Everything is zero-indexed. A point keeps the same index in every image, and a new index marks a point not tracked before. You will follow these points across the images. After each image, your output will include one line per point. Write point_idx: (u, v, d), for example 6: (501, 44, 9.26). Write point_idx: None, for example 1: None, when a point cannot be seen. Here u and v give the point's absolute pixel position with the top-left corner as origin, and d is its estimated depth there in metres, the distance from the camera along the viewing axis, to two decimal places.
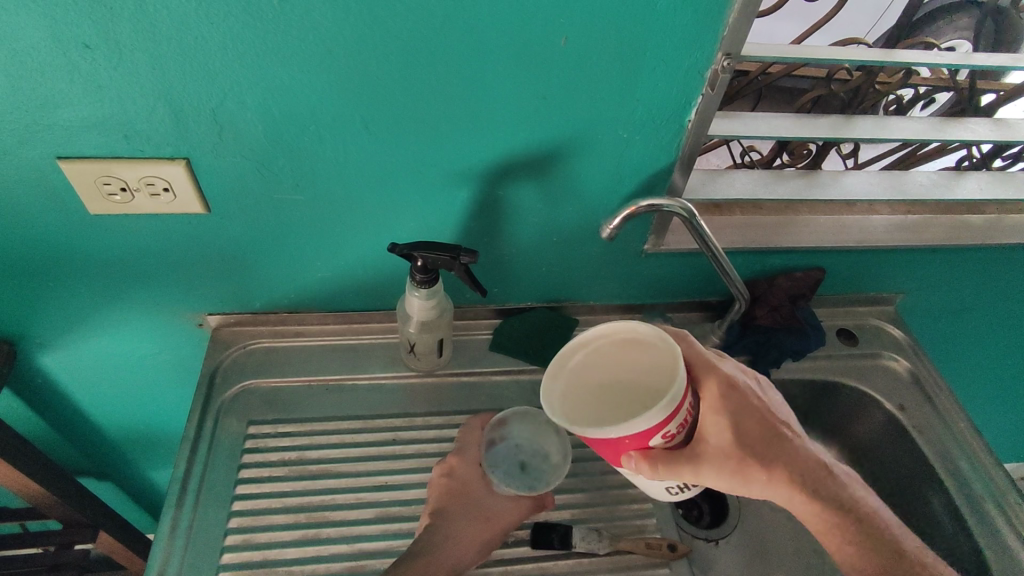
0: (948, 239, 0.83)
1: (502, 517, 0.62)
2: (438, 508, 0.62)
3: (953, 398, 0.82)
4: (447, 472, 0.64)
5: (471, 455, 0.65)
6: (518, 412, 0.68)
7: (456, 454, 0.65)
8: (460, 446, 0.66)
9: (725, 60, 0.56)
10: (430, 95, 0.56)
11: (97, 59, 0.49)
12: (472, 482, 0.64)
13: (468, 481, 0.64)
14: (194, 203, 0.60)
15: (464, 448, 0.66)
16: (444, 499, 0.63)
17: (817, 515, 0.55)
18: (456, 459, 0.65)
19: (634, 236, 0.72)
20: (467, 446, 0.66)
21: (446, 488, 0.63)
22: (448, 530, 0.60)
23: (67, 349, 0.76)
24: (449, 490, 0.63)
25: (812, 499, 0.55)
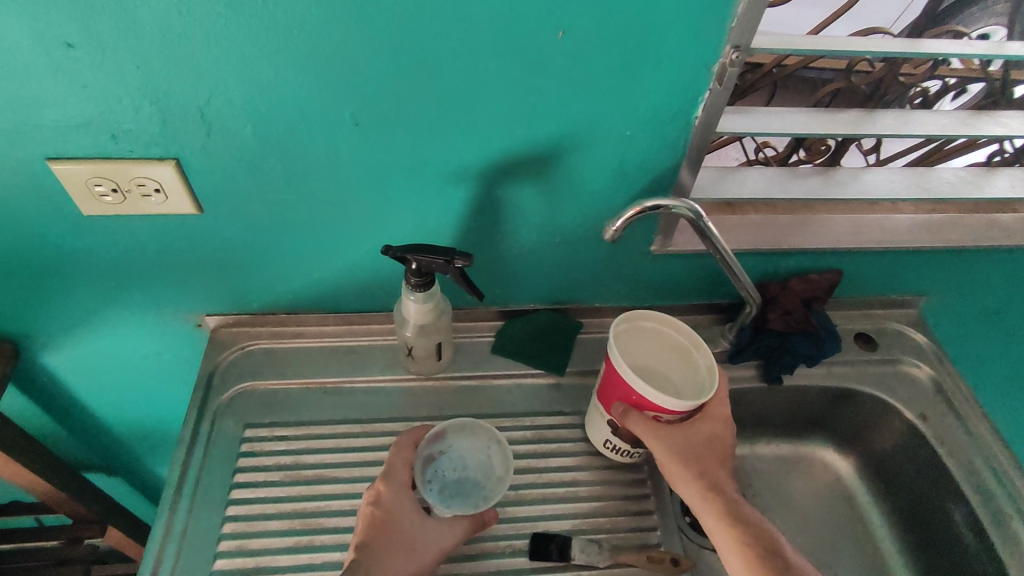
0: (976, 240, 0.78)
1: (435, 543, 0.59)
2: (365, 541, 0.57)
3: (977, 407, 0.79)
4: (375, 501, 0.59)
5: (400, 479, 0.61)
6: (457, 426, 0.65)
7: (385, 478, 0.60)
8: (388, 469, 0.61)
9: (733, 53, 0.53)
10: (424, 92, 0.53)
11: (81, 58, 0.48)
12: (401, 509, 0.59)
13: (396, 509, 0.59)
14: (186, 204, 0.59)
15: (394, 472, 0.61)
16: (373, 529, 0.58)
17: (717, 520, 0.60)
18: (385, 485, 0.60)
19: (640, 237, 0.70)
20: (396, 468, 0.61)
21: (374, 519, 0.58)
22: (373, 565, 0.56)
23: (69, 348, 0.76)
24: (376, 521, 0.58)
25: (720, 506, 0.60)
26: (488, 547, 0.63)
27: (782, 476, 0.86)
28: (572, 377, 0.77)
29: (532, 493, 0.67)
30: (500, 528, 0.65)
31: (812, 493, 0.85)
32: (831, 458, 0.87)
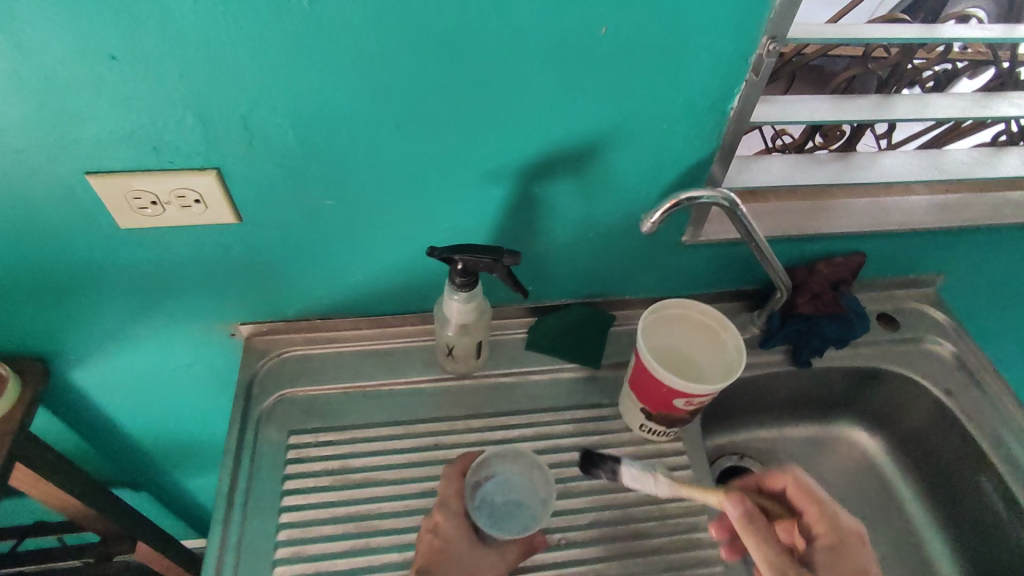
0: (992, 217, 0.80)
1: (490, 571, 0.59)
2: (424, 568, 0.57)
3: (1000, 379, 0.81)
4: (433, 530, 0.59)
5: (455, 510, 0.60)
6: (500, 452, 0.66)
7: (440, 508, 0.60)
8: (441, 500, 0.61)
9: (771, 43, 0.54)
10: (465, 92, 0.54)
11: (124, 71, 0.47)
12: (456, 539, 0.59)
13: (451, 539, 0.59)
14: (225, 213, 0.59)
15: (447, 502, 0.61)
16: (430, 559, 0.58)
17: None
18: (441, 515, 0.60)
19: (672, 227, 0.71)
20: (449, 499, 0.61)
21: (432, 549, 0.58)
22: None
23: (99, 365, 0.75)
24: (434, 551, 0.58)
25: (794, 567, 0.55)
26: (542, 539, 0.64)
27: (810, 455, 0.88)
28: (607, 369, 0.78)
29: (579, 485, 0.68)
30: (550, 520, 0.66)
31: (839, 470, 0.87)
32: (857, 436, 0.89)
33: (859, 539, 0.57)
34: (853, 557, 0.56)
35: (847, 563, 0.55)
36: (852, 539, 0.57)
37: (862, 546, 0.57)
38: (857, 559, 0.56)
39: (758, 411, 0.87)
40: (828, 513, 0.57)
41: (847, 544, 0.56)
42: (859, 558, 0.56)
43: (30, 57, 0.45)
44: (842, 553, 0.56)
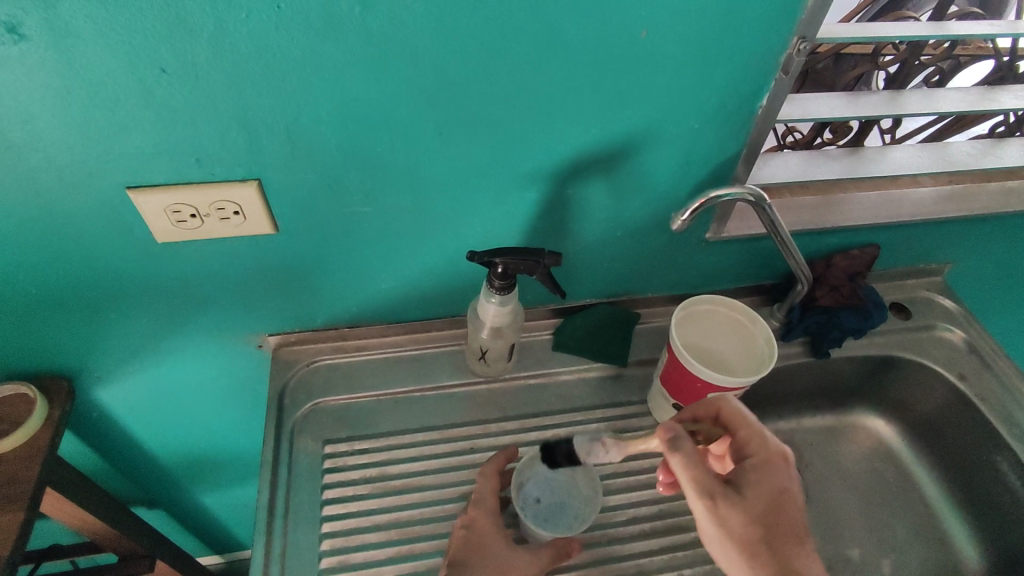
0: (998, 206, 0.83)
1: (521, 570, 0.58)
2: (457, 559, 0.57)
3: (1010, 362, 0.83)
4: (468, 525, 0.60)
5: (489, 507, 0.61)
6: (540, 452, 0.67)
7: (476, 504, 0.61)
8: (477, 497, 0.62)
9: (800, 43, 0.56)
10: (506, 97, 0.54)
11: (172, 84, 0.47)
12: (490, 534, 0.60)
13: (485, 534, 0.60)
14: (263, 223, 0.59)
15: (483, 499, 0.62)
16: (463, 551, 0.58)
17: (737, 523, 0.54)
18: (476, 510, 0.61)
19: (697, 225, 0.72)
20: (485, 496, 0.62)
21: (464, 541, 0.59)
22: None
23: (124, 382, 0.74)
24: (467, 542, 0.59)
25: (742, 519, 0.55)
26: (583, 537, 0.65)
27: (828, 444, 0.90)
28: (634, 367, 0.79)
29: (616, 482, 0.69)
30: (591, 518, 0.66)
31: (858, 457, 0.89)
32: (873, 424, 0.91)
33: (778, 459, 0.57)
34: (772, 475, 0.56)
35: (765, 480, 0.56)
36: (771, 458, 0.57)
37: (782, 468, 0.57)
38: (777, 478, 0.56)
39: (778, 403, 0.88)
40: (753, 431, 0.58)
41: (766, 463, 0.57)
42: (780, 479, 0.56)
43: (79, 72, 0.45)
44: (764, 470, 0.56)
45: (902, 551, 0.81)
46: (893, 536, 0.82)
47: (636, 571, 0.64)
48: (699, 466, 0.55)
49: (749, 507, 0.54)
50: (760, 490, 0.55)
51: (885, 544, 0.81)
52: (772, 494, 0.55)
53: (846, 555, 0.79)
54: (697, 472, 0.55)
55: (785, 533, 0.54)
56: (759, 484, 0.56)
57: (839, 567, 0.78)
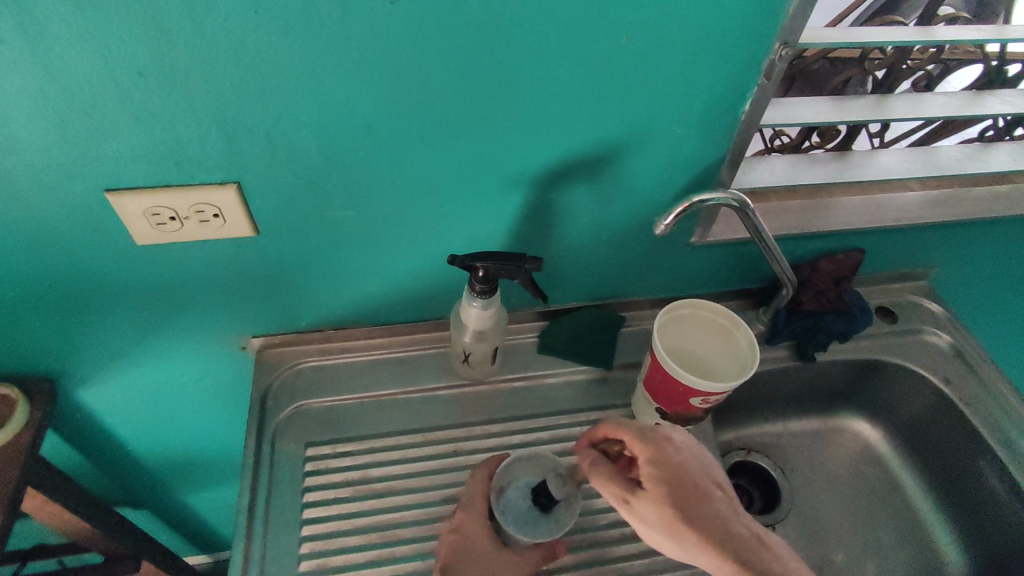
0: (984, 212, 0.83)
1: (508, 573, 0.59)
2: (445, 565, 0.58)
3: (994, 366, 0.84)
4: (457, 528, 0.61)
5: (478, 512, 0.61)
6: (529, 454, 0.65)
7: (464, 507, 0.62)
8: (466, 501, 0.62)
9: (783, 49, 0.56)
10: (488, 102, 0.54)
11: (150, 87, 0.47)
12: (478, 536, 0.60)
13: (472, 536, 0.60)
14: (243, 226, 0.59)
15: (472, 502, 0.62)
16: (451, 554, 0.59)
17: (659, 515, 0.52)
18: (464, 513, 0.61)
19: (681, 229, 0.72)
20: (474, 501, 0.62)
21: (453, 545, 0.60)
22: None
23: (106, 383, 0.74)
24: (454, 547, 0.60)
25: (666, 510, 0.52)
26: (565, 540, 0.65)
27: (814, 447, 0.90)
28: (619, 370, 0.79)
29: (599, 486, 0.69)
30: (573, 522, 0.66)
31: (843, 461, 0.89)
32: (860, 428, 0.91)
33: (651, 439, 0.55)
34: (660, 455, 0.54)
35: (662, 462, 0.53)
36: (640, 441, 0.55)
37: (666, 444, 0.54)
38: (674, 455, 0.54)
39: (764, 406, 0.88)
40: (622, 428, 0.56)
41: (649, 446, 0.54)
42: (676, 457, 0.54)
43: (55, 75, 0.45)
44: (643, 456, 0.54)
45: (886, 555, 0.81)
46: (878, 539, 0.82)
47: None
48: (605, 478, 0.54)
49: (658, 496, 0.52)
50: (660, 473, 0.53)
51: (868, 548, 0.81)
52: (675, 471, 0.53)
53: (829, 559, 0.80)
54: (607, 482, 0.54)
55: (703, 505, 0.52)
56: (657, 468, 0.53)
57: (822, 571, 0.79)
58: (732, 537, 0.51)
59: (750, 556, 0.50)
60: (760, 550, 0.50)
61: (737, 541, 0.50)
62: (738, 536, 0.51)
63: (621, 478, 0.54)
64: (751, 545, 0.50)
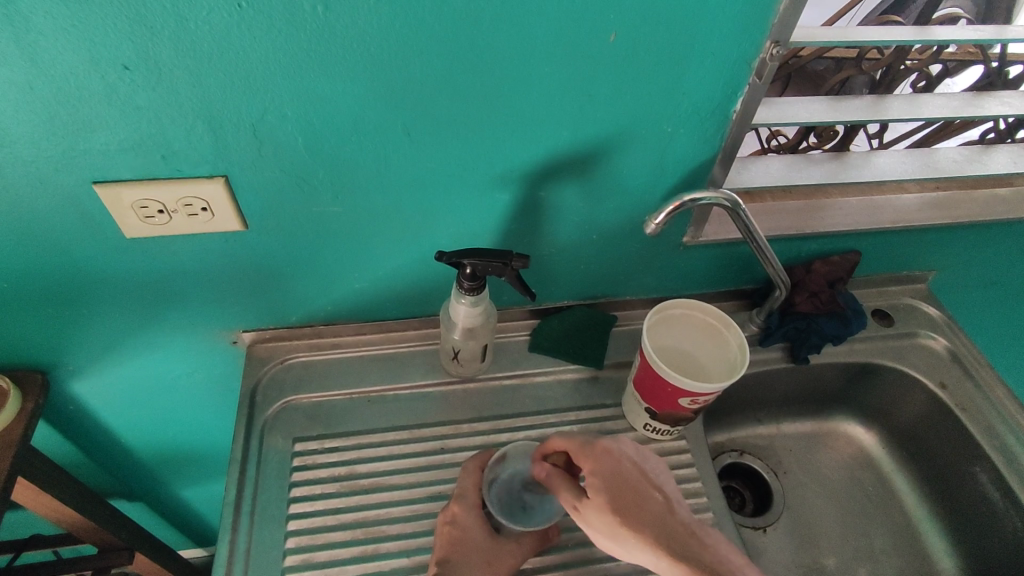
0: (983, 214, 0.82)
1: (507, 562, 0.59)
2: (444, 558, 0.58)
3: (991, 371, 0.83)
4: (452, 521, 0.61)
5: (472, 501, 0.61)
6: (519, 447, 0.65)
7: (458, 499, 0.62)
8: (460, 492, 0.62)
9: (774, 47, 0.55)
10: (475, 99, 0.54)
11: (135, 80, 0.47)
12: (475, 529, 0.60)
13: (469, 528, 0.60)
14: (231, 221, 0.59)
15: (465, 493, 0.62)
16: (449, 548, 0.59)
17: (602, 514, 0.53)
18: (459, 506, 0.61)
19: (673, 229, 0.71)
20: (468, 491, 0.62)
21: (450, 538, 0.60)
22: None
23: (99, 375, 0.74)
24: (452, 540, 0.59)
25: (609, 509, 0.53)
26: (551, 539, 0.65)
27: (807, 451, 0.89)
28: (610, 370, 0.78)
29: None
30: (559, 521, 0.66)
31: (836, 465, 0.89)
32: (854, 431, 0.90)
33: (591, 447, 0.56)
34: (598, 462, 0.55)
35: (600, 468, 0.55)
36: (583, 451, 0.56)
37: (607, 452, 0.56)
38: (613, 463, 0.55)
39: (756, 408, 0.88)
40: (568, 441, 0.58)
41: (588, 456, 0.56)
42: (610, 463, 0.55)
43: (41, 68, 0.45)
44: (584, 465, 0.56)
45: (878, 561, 0.81)
46: (871, 545, 0.82)
47: None
48: (557, 484, 0.57)
49: (594, 499, 0.54)
50: (599, 477, 0.54)
51: (860, 552, 0.81)
52: (612, 474, 0.54)
53: (820, 563, 0.80)
54: (558, 490, 0.57)
55: (637, 503, 0.52)
56: (596, 473, 0.55)
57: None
58: (666, 530, 0.50)
59: (683, 547, 0.49)
60: (693, 540, 0.49)
61: (673, 532, 0.50)
62: (671, 529, 0.50)
63: (570, 486, 0.56)
64: (684, 537, 0.50)
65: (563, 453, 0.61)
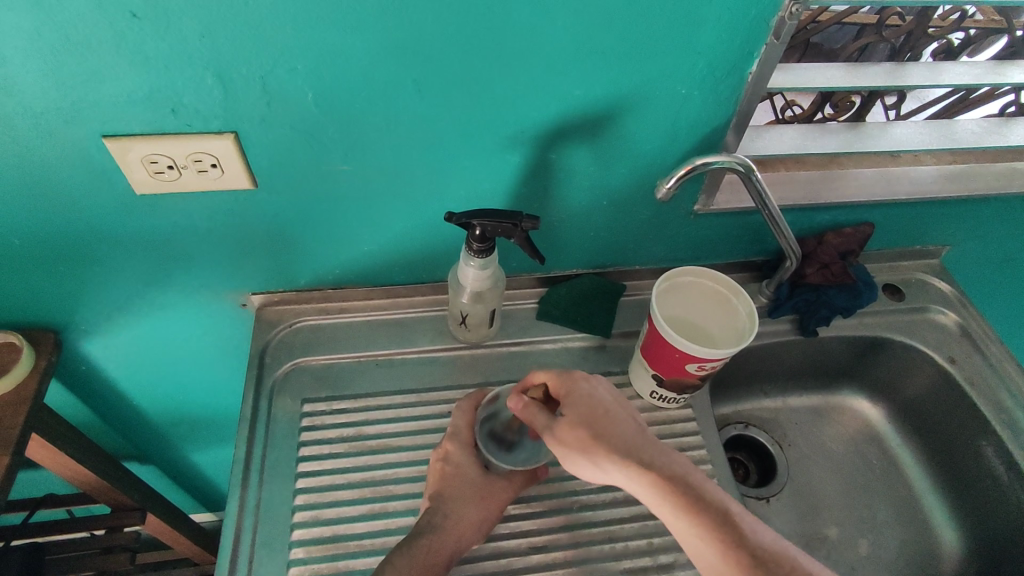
0: (1002, 188, 0.80)
1: (498, 497, 0.62)
2: (437, 492, 0.60)
3: (1002, 346, 0.82)
4: (444, 458, 0.63)
5: (465, 439, 0.63)
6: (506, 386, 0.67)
7: (451, 438, 0.64)
8: (453, 431, 0.64)
9: (793, 5, 0.54)
10: (487, 55, 0.53)
11: (145, 29, 0.47)
12: (467, 465, 0.62)
13: (462, 464, 0.62)
14: (241, 178, 0.59)
15: (459, 432, 0.64)
16: (442, 482, 0.61)
17: (573, 433, 0.55)
18: (451, 444, 0.63)
19: (685, 196, 0.71)
20: (460, 429, 0.64)
21: (443, 474, 0.62)
22: (447, 511, 0.59)
23: (109, 335, 0.75)
24: (445, 476, 0.61)
25: (580, 429, 0.55)
26: (557, 503, 0.66)
27: (813, 424, 0.90)
28: (617, 339, 0.78)
29: None
30: (565, 484, 0.67)
31: (842, 439, 0.89)
32: (860, 406, 0.90)
33: (570, 375, 0.59)
34: (575, 388, 0.58)
35: (576, 393, 0.57)
36: (560, 381, 0.59)
37: (583, 380, 0.59)
38: (587, 390, 0.58)
39: (763, 380, 0.88)
40: (548, 372, 0.60)
41: (566, 386, 0.58)
42: (585, 389, 0.58)
43: (50, 14, 0.45)
44: (563, 391, 0.58)
45: (881, 533, 0.81)
46: (873, 517, 0.82)
47: (606, 539, 0.64)
48: (535, 412, 0.57)
49: (571, 419, 0.55)
50: (575, 401, 0.57)
51: (862, 524, 0.81)
52: (586, 400, 0.57)
53: (823, 534, 0.80)
54: (534, 419, 0.57)
55: (609, 423, 0.55)
56: (572, 398, 0.57)
57: (815, 545, 0.79)
58: (636, 447, 0.53)
59: (651, 464, 0.52)
60: (661, 457, 0.52)
61: (641, 452, 0.53)
62: (641, 447, 0.53)
63: (548, 414, 0.57)
64: (653, 454, 0.53)
65: (543, 386, 0.61)
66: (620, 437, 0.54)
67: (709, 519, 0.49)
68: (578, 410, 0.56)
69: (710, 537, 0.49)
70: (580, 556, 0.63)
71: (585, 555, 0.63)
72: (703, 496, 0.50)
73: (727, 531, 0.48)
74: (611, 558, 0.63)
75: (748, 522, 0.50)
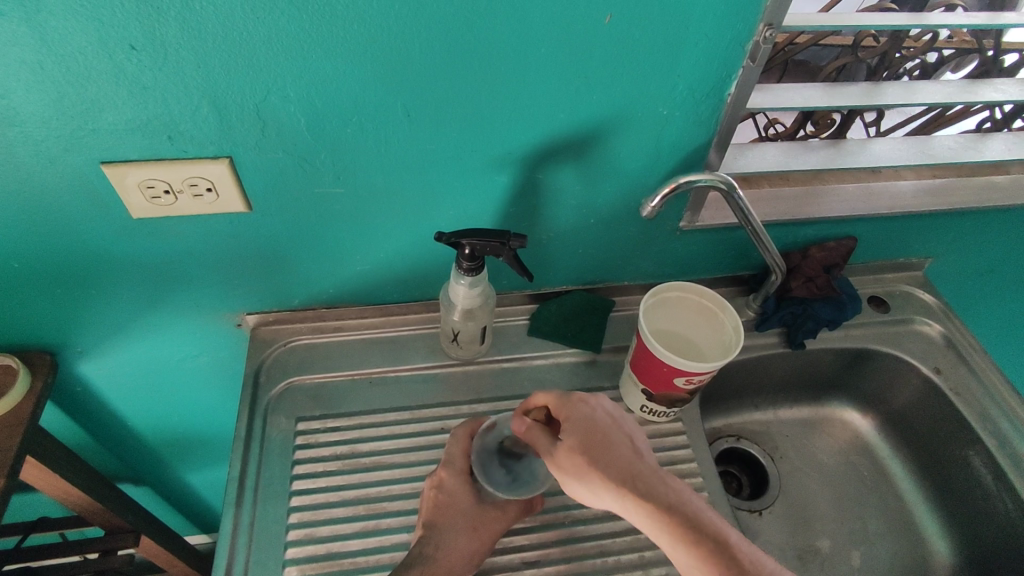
0: (978, 201, 0.82)
1: (491, 527, 0.62)
2: (431, 522, 0.61)
3: (987, 357, 0.83)
4: (438, 485, 0.63)
5: (460, 468, 0.64)
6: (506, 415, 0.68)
7: (446, 465, 0.64)
8: (448, 458, 0.65)
9: (767, 31, 0.56)
10: (473, 79, 0.55)
11: (142, 61, 0.48)
12: (460, 495, 0.62)
13: (456, 494, 0.62)
14: (237, 201, 0.60)
15: (453, 461, 0.64)
16: (435, 512, 0.61)
17: (571, 458, 0.56)
18: (446, 471, 0.64)
19: (670, 213, 0.72)
20: (455, 458, 0.64)
21: (437, 502, 0.62)
22: (439, 541, 0.59)
23: (107, 357, 0.75)
24: (439, 504, 0.62)
25: (577, 455, 0.55)
26: (550, 518, 0.66)
27: (804, 437, 0.91)
28: (608, 353, 0.80)
29: None
30: (556, 499, 0.67)
31: (832, 451, 0.90)
32: (850, 417, 0.92)
33: (569, 398, 0.59)
34: (574, 410, 0.58)
35: (575, 416, 0.58)
36: (560, 402, 0.59)
37: (583, 402, 0.59)
38: (588, 413, 0.58)
39: (753, 393, 0.89)
40: (548, 394, 0.61)
41: (566, 408, 0.59)
42: (584, 413, 0.58)
43: (51, 47, 0.46)
44: (562, 413, 0.59)
45: (872, 545, 0.81)
46: (865, 529, 0.83)
47: (598, 554, 0.64)
48: (537, 435, 0.58)
49: (569, 444, 0.56)
50: (573, 425, 0.57)
51: (853, 536, 0.82)
52: (585, 421, 0.57)
53: (815, 545, 0.80)
54: (535, 441, 0.58)
55: (606, 448, 0.55)
56: (571, 420, 0.58)
57: (808, 557, 0.79)
58: (633, 474, 0.53)
59: (649, 489, 0.52)
60: (659, 485, 0.52)
61: (637, 478, 0.53)
62: (638, 473, 0.53)
63: (549, 437, 0.58)
64: (651, 480, 0.53)
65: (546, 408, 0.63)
66: (617, 464, 0.54)
67: (708, 550, 0.49)
68: (576, 435, 0.57)
69: (706, 565, 0.49)
70: (573, 570, 0.63)
71: (577, 569, 0.63)
72: (700, 526, 0.50)
73: (723, 564, 0.49)
74: (604, 571, 0.63)
75: (748, 551, 0.50)
